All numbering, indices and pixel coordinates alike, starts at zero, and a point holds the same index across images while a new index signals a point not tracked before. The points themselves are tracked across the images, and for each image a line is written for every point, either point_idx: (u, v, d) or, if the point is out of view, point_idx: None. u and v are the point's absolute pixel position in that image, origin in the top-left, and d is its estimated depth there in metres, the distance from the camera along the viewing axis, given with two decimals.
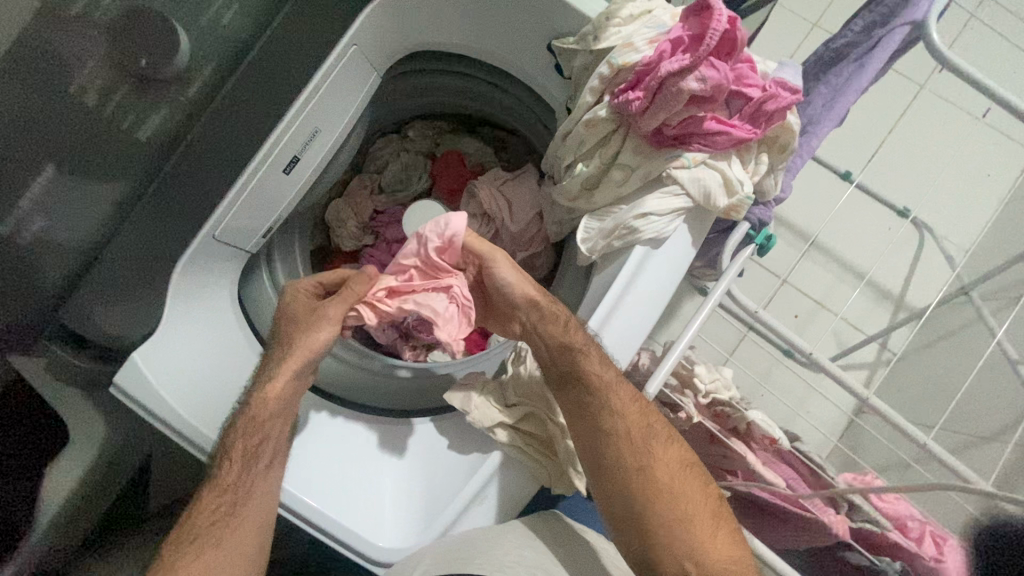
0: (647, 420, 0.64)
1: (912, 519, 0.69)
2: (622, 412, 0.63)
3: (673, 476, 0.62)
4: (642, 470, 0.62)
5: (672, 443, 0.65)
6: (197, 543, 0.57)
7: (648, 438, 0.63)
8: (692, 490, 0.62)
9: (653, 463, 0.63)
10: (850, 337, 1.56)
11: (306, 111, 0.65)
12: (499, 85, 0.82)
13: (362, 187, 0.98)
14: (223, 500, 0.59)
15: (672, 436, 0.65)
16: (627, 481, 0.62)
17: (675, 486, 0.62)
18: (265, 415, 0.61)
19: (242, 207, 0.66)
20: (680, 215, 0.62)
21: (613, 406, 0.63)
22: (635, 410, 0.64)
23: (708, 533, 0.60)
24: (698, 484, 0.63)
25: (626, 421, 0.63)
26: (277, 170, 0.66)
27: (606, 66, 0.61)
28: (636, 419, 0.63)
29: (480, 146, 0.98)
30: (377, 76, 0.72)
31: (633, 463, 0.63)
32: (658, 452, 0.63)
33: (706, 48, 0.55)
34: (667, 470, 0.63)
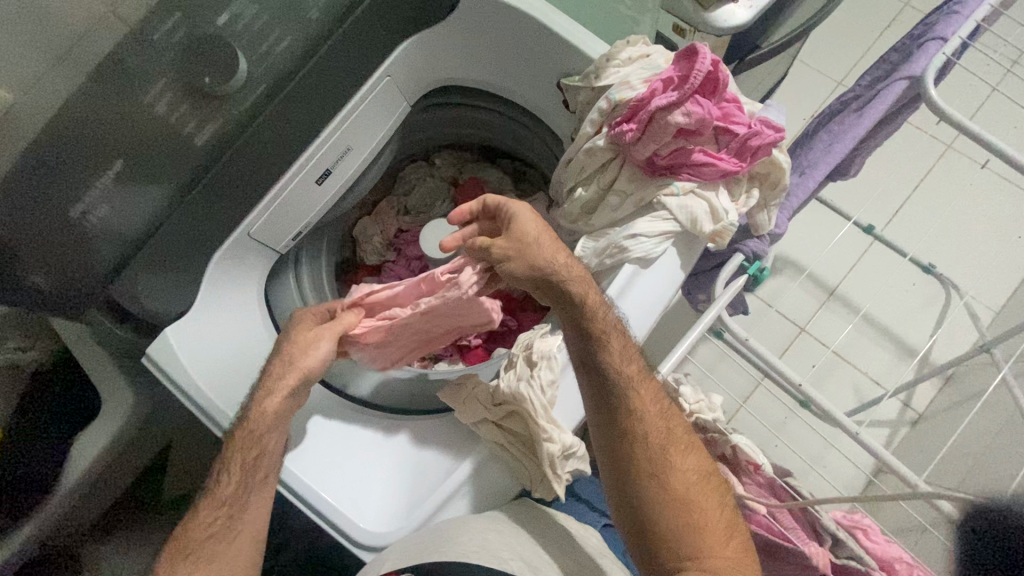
0: (667, 426, 0.68)
1: (898, 562, 0.68)
2: (643, 416, 0.67)
3: (687, 484, 0.66)
4: (659, 475, 0.66)
5: (689, 452, 0.68)
6: (193, 556, 0.58)
7: (665, 443, 0.67)
8: (706, 499, 0.66)
9: (669, 470, 0.66)
10: (872, 391, 1.52)
11: (340, 130, 0.76)
12: (515, 118, 0.90)
13: (390, 208, 1.07)
14: (219, 512, 0.61)
15: (690, 444, 0.69)
16: (644, 484, 0.66)
17: (689, 493, 0.66)
18: (269, 425, 0.63)
19: (278, 208, 0.76)
20: (669, 239, 0.66)
21: (635, 409, 0.67)
22: (656, 416, 0.68)
23: (718, 541, 0.64)
24: (711, 493, 0.67)
25: (645, 424, 0.67)
26: (311, 179, 0.77)
27: (605, 100, 0.67)
28: (655, 423, 0.68)
29: (500, 176, 1.06)
30: (407, 105, 0.83)
31: (649, 468, 0.67)
32: (673, 460, 0.67)
33: (690, 86, 0.62)
34: (684, 479, 0.66)
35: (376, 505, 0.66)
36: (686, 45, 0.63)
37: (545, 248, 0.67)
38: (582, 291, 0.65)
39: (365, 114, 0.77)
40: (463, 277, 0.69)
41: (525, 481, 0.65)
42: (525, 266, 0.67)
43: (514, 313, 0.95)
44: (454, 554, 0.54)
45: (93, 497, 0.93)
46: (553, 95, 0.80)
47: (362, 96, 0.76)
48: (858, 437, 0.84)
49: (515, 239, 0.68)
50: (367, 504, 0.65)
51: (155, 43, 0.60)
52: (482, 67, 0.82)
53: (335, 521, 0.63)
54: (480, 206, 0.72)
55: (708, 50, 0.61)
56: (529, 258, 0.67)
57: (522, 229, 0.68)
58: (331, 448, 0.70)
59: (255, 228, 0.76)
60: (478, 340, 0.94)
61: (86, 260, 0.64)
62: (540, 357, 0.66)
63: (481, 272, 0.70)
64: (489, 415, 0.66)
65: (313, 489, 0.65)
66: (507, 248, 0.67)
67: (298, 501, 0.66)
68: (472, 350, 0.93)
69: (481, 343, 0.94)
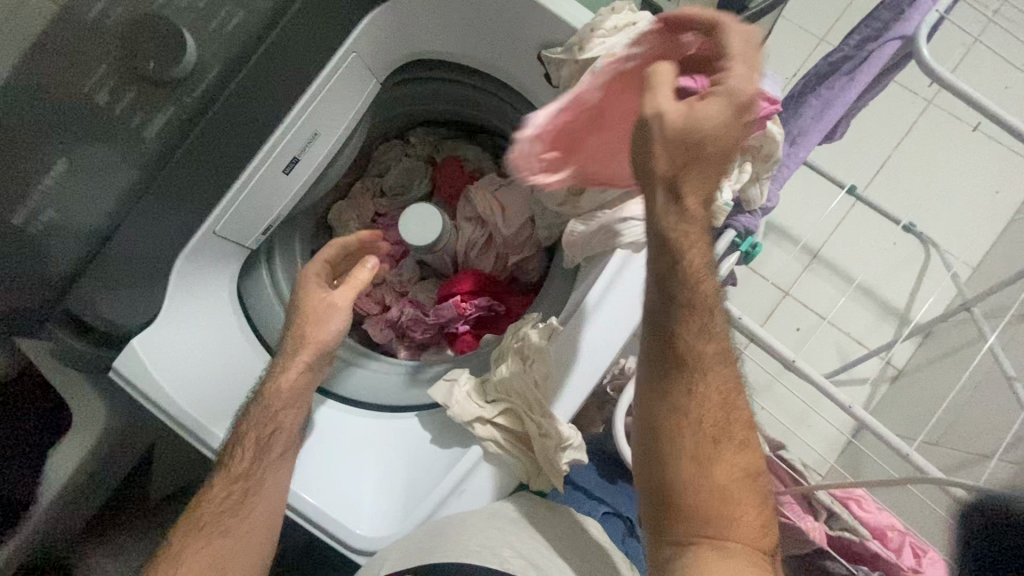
0: (723, 417, 0.57)
1: (892, 530, 0.68)
2: (702, 399, 0.56)
3: (731, 478, 0.55)
4: (705, 461, 0.55)
5: (741, 446, 0.56)
6: (209, 529, 0.62)
7: (718, 435, 0.56)
8: (750, 498, 0.55)
9: (714, 462, 0.55)
10: (853, 350, 1.55)
11: (307, 114, 0.69)
12: (495, 92, 0.85)
13: (365, 190, 1.06)
14: (234, 487, 0.63)
15: (743, 439, 0.57)
16: (682, 470, 0.56)
17: (733, 486, 0.55)
18: (279, 405, 0.65)
19: (244, 204, 0.71)
20: None
21: (693, 388, 0.56)
22: (716, 406, 0.56)
23: (746, 534, 0.54)
24: (755, 494, 0.56)
25: (703, 408, 0.56)
26: (277, 170, 0.71)
27: (591, 75, 0.62)
28: (712, 411, 0.56)
29: (479, 153, 1.05)
30: (375, 83, 0.77)
31: (694, 449, 0.56)
32: (721, 452, 0.56)
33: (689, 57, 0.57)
34: (728, 471, 0.56)
35: (367, 502, 0.64)
36: None
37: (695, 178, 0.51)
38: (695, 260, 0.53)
39: (331, 93, 0.71)
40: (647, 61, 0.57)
41: (522, 476, 0.64)
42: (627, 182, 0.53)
43: (501, 298, 0.93)
44: (453, 554, 0.52)
45: (78, 506, 0.90)
46: (533, 68, 0.75)
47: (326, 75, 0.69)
48: (848, 406, 0.85)
49: (685, 138, 0.48)
50: (359, 501, 0.64)
51: (93, 32, 0.55)
52: (456, 39, 0.76)
53: (323, 524, 0.62)
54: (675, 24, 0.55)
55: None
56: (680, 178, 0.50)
57: (710, 117, 0.48)
58: (322, 448, 0.69)
59: (220, 227, 0.70)
60: (465, 326, 0.93)
61: (36, 266, 0.59)
62: (534, 350, 0.63)
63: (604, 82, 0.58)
64: (482, 413, 0.63)
65: (309, 491, 0.64)
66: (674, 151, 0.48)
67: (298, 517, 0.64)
68: (459, 336, 0.93)
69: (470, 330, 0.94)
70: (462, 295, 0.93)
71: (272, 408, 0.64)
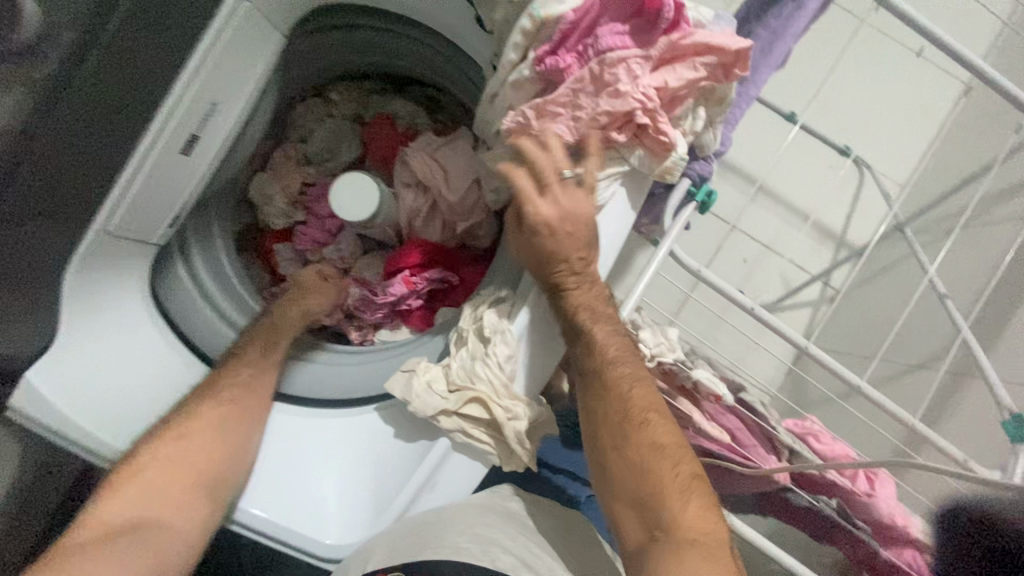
0: (629, 397, 0.59)
1: (846, 459, 0.71)
2: (602, 389, 0.60)
3: (644, 452, 0.57)
4: (617, 446, 0.58)
5: (645, 426, 0.58)
6: (210, 417, 0.65)
7: (623, 420, 0.58)
8: (665, 471, 0.56)
9: (627, 444, 0.57)
10: (796, 276, 1.61)
11: (201, 84, 0.60)
12: (419, 39, 0.75)
13: (287, 158, 0.96)
14: (240, 375, 0.68)
15: (651, 419, 0.58)
16: (608, 465, 0.58)
17: (646, 461, 0.56)
18: (281, 324, 0.75)
19: (141, 193, 0.62)
20: (618, 179, 0.59)
21: (602, 379, 0.60)
22: (618, 391, 0.59)
23: (678, 503, 0.55)
24: (671, 463, 0.57)
25: (608, 399, 0.59)
26: (174, 152, 0.62)
27: (527, 19, 0.53)
28: (614, 402, 0.59)
29: (412, 109, 0.94)
30: (278, 37, 0.68)
31: (610, 441, 0.58)
32: (630, 432, 0.58)
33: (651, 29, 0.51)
34: (641, 450, 0.57)
35: (330, 508, 0.61)
36: None
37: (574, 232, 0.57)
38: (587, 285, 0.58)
39: (224, 59, 0.61)
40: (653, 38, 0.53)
41: (493, 460, 0.60)
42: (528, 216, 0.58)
43: (454, 268, 0.88)
44: (442, 553, 0.51)
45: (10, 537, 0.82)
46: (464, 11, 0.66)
47: (214, 36, 0.58)
48: (802, 345, 0.87)
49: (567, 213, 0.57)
50: (324, 511, 0.61)
51: None
52: None
53: (287, 539, 0.59)
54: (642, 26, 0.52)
55: None
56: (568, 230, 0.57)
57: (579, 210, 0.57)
58: (277, 459, 0.65)
59: (113, 224, 0.61)
60: (417, 301, 0.87)
61: None
62: (492, 331, 0.59)
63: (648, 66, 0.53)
64: (447, 406, 0.58)
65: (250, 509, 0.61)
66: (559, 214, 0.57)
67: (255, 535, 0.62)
68: (410, 312, 0.88)
69: (423, 306, 0.89)
70: (411, 269, 0.87)
71: (276, 325, 0.74)
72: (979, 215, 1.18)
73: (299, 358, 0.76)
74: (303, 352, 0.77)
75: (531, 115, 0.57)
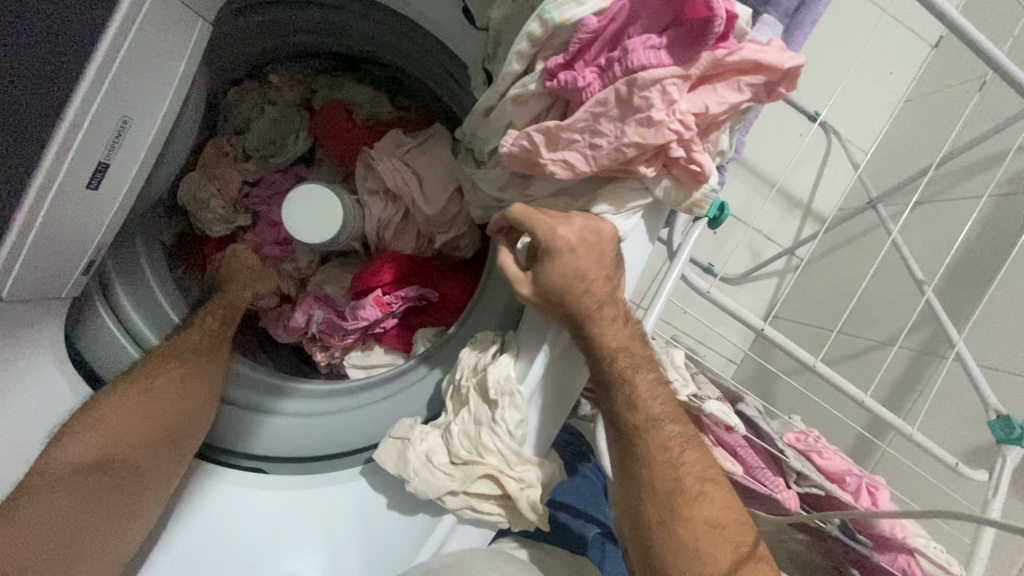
0: (674, 468, 0.52)
1: (849, 475, 0.71)
2: (652, 460, 0.52)
3: (699, 534, 0.51)
4: (668, 524, 0.52)
5: (700, 501, 0.52)
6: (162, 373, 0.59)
7: (674, 496, 0.52)
8: (722, 553, 0.51)
9: (678, 524, 0.52)
10: (764, 248, 1.58)
11: (104, 98, 0.46)
12: (380, 21, 0.62)
13: (221, 154, 0.81)
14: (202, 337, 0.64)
15: (704, 490, 0.53)
16: (653, 544, 0.53)
17: (701, 544, 0.51)
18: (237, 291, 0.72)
19: (38, 243, 0.48)
20: (638, 211, 0.50)
21: (641, 447, 0.53)
22: (667, 463, 0.52)
23: None
24: (729, 545, 0.52)
25: (655, 471, 0.52)
26: (79, 185, 0.49)
27: (537, 22, 0.43)
28: (662, 469, 0.52)
29: (371, 93, 0.80)
30: (204, 23, 0.53)
31: (657, 517, 0.53)
32: (682, 509, 0.52)
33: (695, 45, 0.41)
34: (695, 529, 0.52)
35: None
36: None
37: (594, 268, 0.47)
38: (616, 340, 0.50)
39: (132, 67, 0.47)
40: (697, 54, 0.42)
41: (501, 523, 0.54)
42: (544, 242, 0.47)
43: (432, 283, 0.76)
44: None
45: None
46: None
47: (116, 37, 0.44)
48: (809, 364, 0.84)
49: (586, 244, 0.47)
50: None
51: None
52: None
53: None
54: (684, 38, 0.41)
55: None
56: (584, 271, 0.47)
57: (599, 243, 0.47)
58: (230, 537, 0.56)
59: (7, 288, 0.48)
60: (392, 321, 0.77)
61: None
62: (500, 392, 0.51)
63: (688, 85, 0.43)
64: (450, 483, 0.51)
65: None
66: (577, 252, 0.46)
67: None
68: (385, 332, 0.78)
69: (400, 325, 0.78)
70: (383, 287, 0.76)
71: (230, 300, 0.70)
72: (941, 191, 1.11)
73: (259, 408, 0.65)
74: (262, 397, 0.65)
75: (540, 140, 0.47)
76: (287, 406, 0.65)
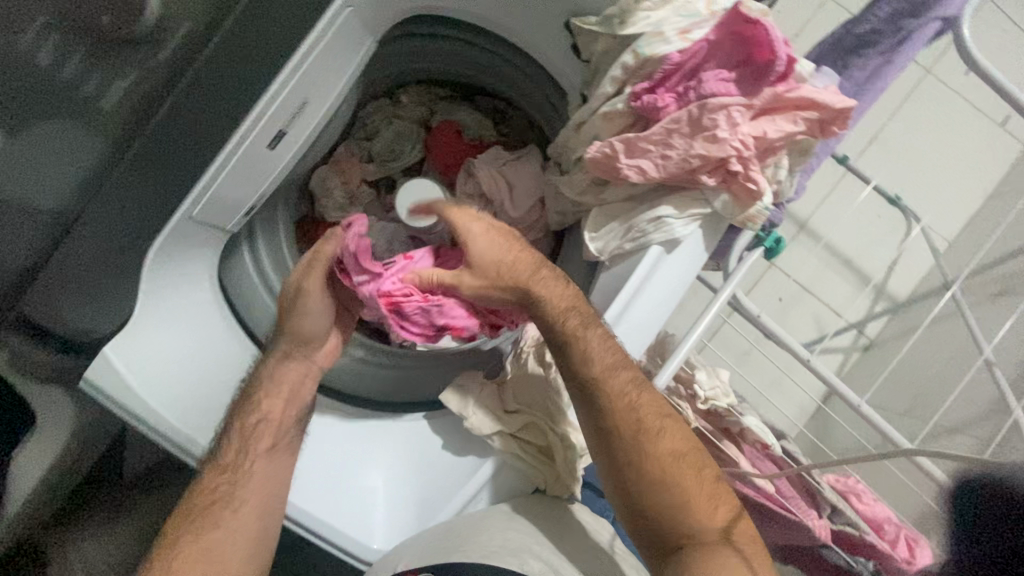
0: (638, 413, 0.59)
1: (887, 522, 0.71)
2: (613, 408, 0.59)
3: (663, 465, 0.59)
4: (635, 461, 0.59)
5: (660, 433, 0.59)
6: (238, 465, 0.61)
7: (638, 433, 0.59)
8: (687, 479, 0.58)
9: (645, 456, 0.59)
10: (831, 323, 1.47)
11: (294, 81, 0.59)
12: (501, 56, 0.75)
13: (351, 154, 0.96)
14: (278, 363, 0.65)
15: (662, 425, 0.60)
16: (632, 483, 0.59)
17: (666, 474, 0.58)
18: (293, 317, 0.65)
19: (227, 183, 0.61)
20: (697, 220, 0.58)
21: (605, 405, 0.59)
22: (629, 407, 0.59)
23: (708, 515, 0.58)
24: (690, 471, 0.59)
25: (619, 413, 0.59)
26: (261, 146, 0.62)
27: (631, 55, 0.55)
28: (626, 413, 0.59)
29: (479, 118, 0.94)
30: (372, 41, 0.67)
31: (624, 457, 0.59)
32: (650, 446, 0.59)
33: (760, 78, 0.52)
34: (661, 461, 0.58)
35: (379, 511, 0.61)
36: (738, 14, 0.50)
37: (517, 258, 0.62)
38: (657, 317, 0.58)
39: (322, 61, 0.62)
40: (762, 88, 0.52)
41: (539, 483, 0.62)
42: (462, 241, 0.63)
43: None
44: (475, 556, 0.50)
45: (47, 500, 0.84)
46: (560, 38, 0.66)
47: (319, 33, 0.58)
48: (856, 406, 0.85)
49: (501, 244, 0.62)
50: (371, 509, 0.61)
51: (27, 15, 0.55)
52: None
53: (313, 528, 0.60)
54: (749, 75, 0.53)
55: (770, 28, 0.50)
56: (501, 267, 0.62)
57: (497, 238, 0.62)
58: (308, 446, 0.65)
59: (198, 212, 0.61)
60: None
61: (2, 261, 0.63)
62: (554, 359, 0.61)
63: (750, 114, 0.52)
64: (502, 427, 0.60)
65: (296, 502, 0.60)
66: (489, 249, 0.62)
67: (304, 531, 0.61)
68: None
69: None
70: None
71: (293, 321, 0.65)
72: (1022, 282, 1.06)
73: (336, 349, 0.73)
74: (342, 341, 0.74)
75: (620, 148, 0.57)
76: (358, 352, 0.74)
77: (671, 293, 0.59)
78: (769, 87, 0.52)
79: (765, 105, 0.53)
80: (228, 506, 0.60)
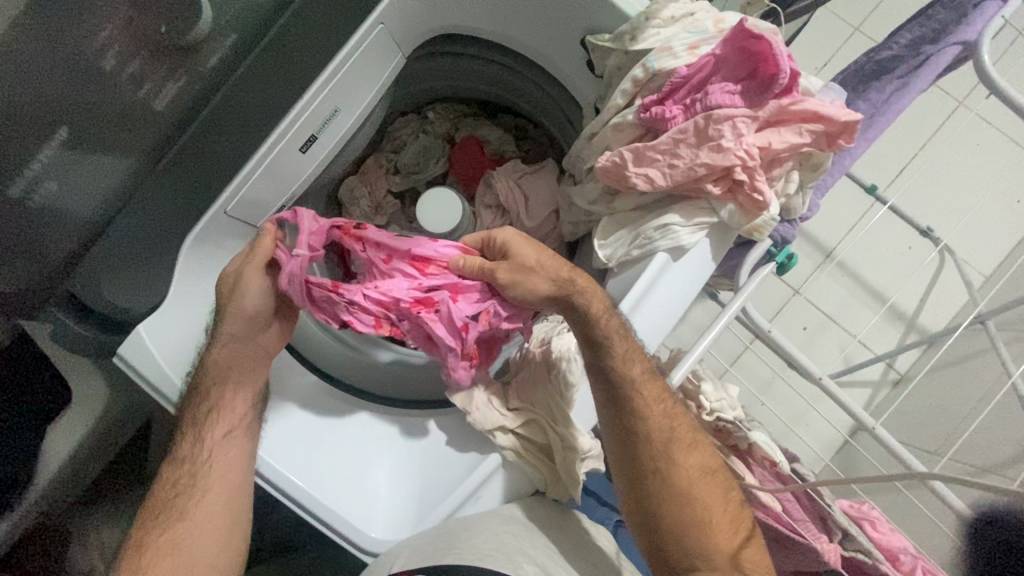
0: (669, 421, 0.62)
1: (904, 552, 0.68)
2: (648, 414, 0.60)
3: (691, 480, 0.60)
4: (662, 470, 0.61)
5: (691, 449, 0.62)
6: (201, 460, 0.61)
7: (668, 444, 0.61)
8: (711, 497, 0.61)
9: (673, 468, 0.61)
10: (858, 356, 1.40)
11: (326, 89, 0.64)
12: (523, 73, 0.79)
13: (378, 165, 1.00)
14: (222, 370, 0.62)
15: (692, 440, 0.63)
16: (651, 492, 0.61)
17: (693, 490, 0.60)
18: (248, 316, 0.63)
19: (259, 181, 0.66)
20: (704, 229, 0.59)
21: (638, 408, 0.60)
22: (661, 416, 0.61)
23: (723, 534, 0.59)
24: (717, 490, 0.61)
25: (650, 419, 0.61)
26: (293, 149, 0.66)
27: (640, 68, 0.59)
28: (659, 421, 0.61)
29: (501, 134, 0.98)
30: (402, 57, 0.71)
31: (653, 465, 0.61)
32: (676, 456, 0.61)
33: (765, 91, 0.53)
34: (688, 474, 0.61)
35: (382, 503, 0.62)
36: (744, 29, 0.53)
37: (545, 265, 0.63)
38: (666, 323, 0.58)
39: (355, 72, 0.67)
40: (767, 101, 0.54)
41: (540, 485, 0.63)
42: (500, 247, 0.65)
43: None
44: (467, 557, 0.49)
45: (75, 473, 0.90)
46: (577, 56, 0.70)
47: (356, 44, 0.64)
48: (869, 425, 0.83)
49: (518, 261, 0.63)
50: (374, 502, 0.62)
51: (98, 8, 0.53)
52: (483, 16, 0.70)
53: (326, 516, 0.59)
54: (755, 88, 0.54)
55: (774, 42, 0.52)
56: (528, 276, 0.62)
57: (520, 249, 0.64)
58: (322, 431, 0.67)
59: (233, 208, 0.66)
60: None
61: (38, 248, 0.62)
62: (559, 357, 0.63)
63: (755, 123, 0.54)
64: (506, 421, 0.62)
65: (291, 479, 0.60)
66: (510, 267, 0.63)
67: (279, 495, 0.61)
68: None
69: None
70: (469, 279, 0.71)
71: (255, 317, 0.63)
72: None
73: (355, 347, 0.73)
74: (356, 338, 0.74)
75: (629, 157, 0.59)
76: (381, 355, 0.74)
77: (677, 298, 0.60)
78: (773, 99, 0.54)
79: (770, 116, 0.54)
80: (190, 496, 0.60)
